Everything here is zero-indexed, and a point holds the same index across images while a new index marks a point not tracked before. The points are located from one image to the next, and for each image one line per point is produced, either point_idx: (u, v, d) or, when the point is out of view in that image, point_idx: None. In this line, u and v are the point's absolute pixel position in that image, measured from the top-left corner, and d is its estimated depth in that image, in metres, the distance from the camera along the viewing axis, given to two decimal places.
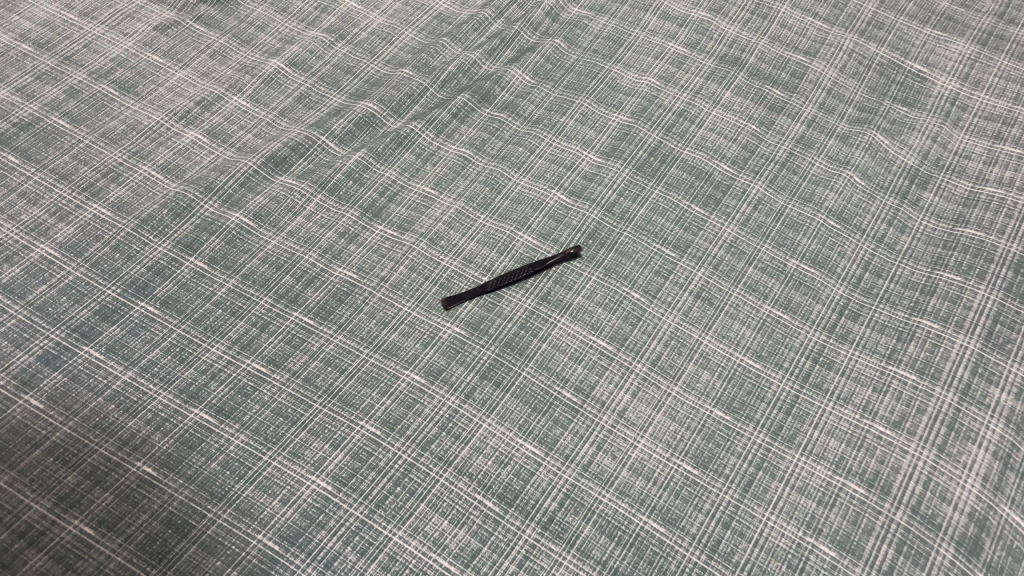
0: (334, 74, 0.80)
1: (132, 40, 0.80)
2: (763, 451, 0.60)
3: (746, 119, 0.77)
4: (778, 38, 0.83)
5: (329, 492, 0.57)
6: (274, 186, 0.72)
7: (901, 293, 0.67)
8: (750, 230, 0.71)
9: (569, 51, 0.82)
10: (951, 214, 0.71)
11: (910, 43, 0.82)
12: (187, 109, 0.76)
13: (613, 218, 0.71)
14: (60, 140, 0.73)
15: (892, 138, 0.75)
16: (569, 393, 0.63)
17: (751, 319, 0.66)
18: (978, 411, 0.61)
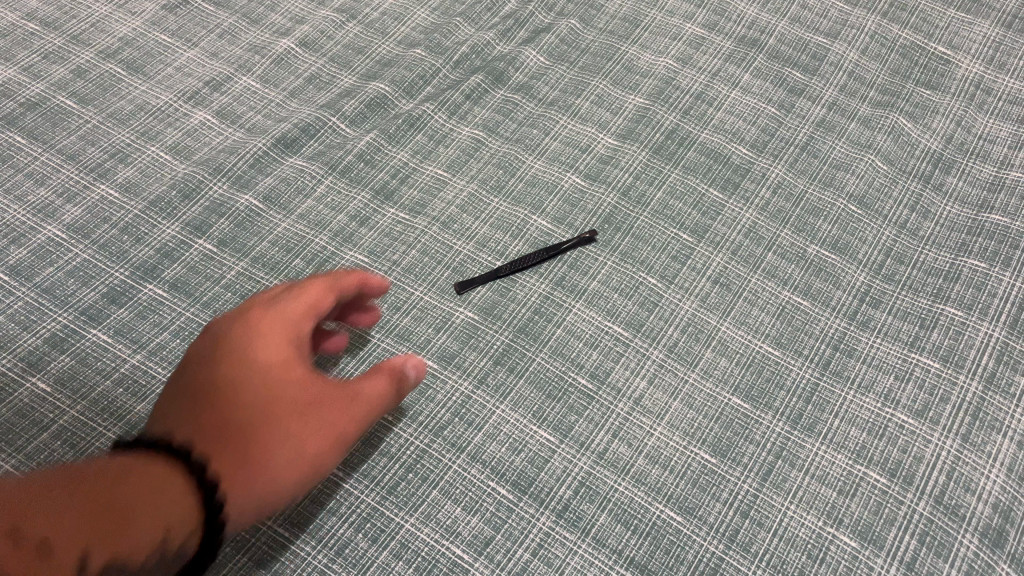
0: (345, 55, 0.78)
1: (140, 19, 0.79)
2: (782, 440, 0.58)
3: (765, 102, 0.75)
4: (799, 19, 0.81)
5: (340, 478, 0.56)
6: (284, 168, 0.71)
7: (924, 280, 0.65)
8: (769, 215, 0.69)
9: (585, 32, 0.81)
10: (975, 200, 0.69)
11: (934, 26, 0.80)
12: (196, 90, 0.75)
13: (629, 203, 0.70)
14: (67, 120, 0.72)
15: (915, 122, 0.74)
16: (584, 380, 0.61)
17: (770, 305, 0.65)
18: (1003, 400, 0.59)
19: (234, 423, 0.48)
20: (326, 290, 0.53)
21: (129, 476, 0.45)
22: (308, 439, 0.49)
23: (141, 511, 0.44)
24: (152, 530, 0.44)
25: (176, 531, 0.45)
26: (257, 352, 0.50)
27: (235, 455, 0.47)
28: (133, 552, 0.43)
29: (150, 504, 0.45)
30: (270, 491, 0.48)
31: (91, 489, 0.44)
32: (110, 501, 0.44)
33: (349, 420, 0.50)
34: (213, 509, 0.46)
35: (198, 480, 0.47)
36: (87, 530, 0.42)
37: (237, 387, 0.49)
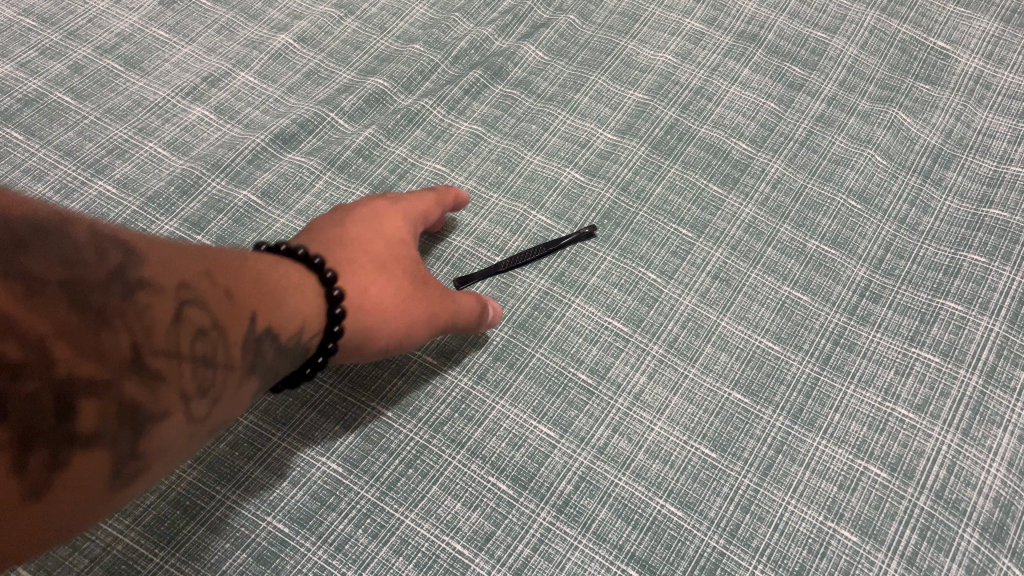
0: (343, 50, 0.78)
1: (137, 15, 0.79)
2: (783, 434, 0.58)
3: (765, 97, 0.75)
4: (798, 14, 0.81)
5: (339, 474, 0.56)
6: (282, 163, 0.70)
7: (924, 275, 0.65)
8: (769, 210, 0.69)
9: (584, 27, 0.80)
10: (975, 194, 0.69)
11: (933, 20, 0.80)
12: (194, 85, 0.74)
13: (629, 198, 0.70)
14: (65, 116, 0.71)
15: (915, 117, 0.74)
16: (584, 375, 0.61)
17: (770, 300, 0.65)
18: (1003, 395, 0.59)
19: (357, 266, 0.54)
20: (442, 207, 0.63)
21: (274, 267, 0.49)
22: (406, 305, 0.55)
23: (290, 302, 0.47)
24: (299, 310, 0.48)
25: (307, 329, 0.48)
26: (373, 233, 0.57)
27: (356, 288, 0.53)
28: (285, 325, 0.46)
29: (296, 292, 0.48)
30: (366, 332, 0.53)
31: (245, 267, 0.45)
32: (260, 278, 0.46)
33: (447, 309, 0.57)
34: (337, 300, 0.51)
35: (329, 287, 0.51)
36: (250, 294, 0.44)
37: (359, 246, 0.56)
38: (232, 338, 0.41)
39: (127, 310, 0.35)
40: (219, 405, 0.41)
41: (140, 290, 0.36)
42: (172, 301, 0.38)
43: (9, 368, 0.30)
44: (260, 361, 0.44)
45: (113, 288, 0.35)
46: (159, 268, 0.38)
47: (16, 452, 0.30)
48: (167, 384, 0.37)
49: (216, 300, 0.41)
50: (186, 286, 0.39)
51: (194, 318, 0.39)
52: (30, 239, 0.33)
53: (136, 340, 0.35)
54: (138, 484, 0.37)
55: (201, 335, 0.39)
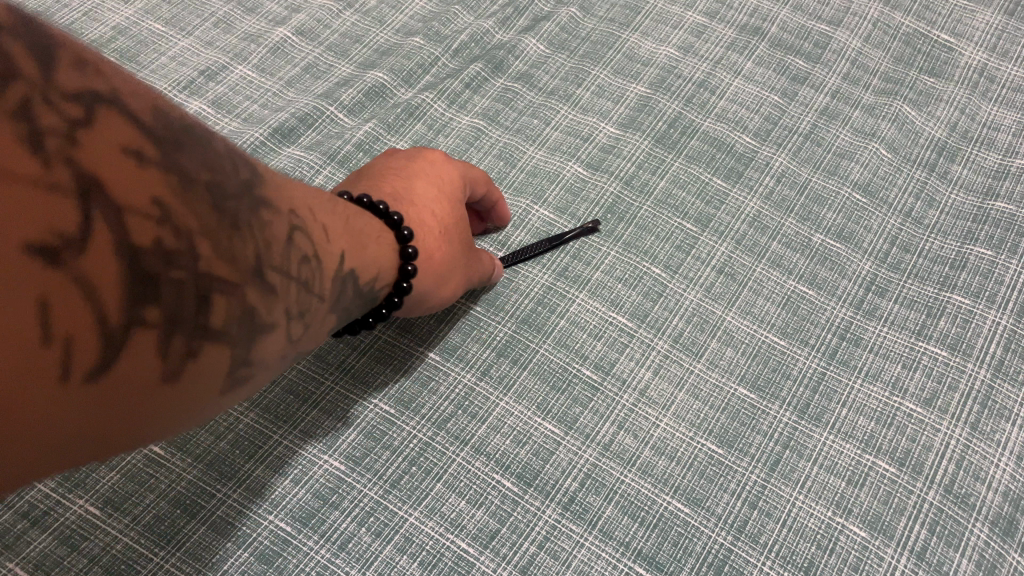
0: (342, 44, 0.77)
1: (133, 7, 0.77)
2: (789, 430, 0.58)
3: (768, 90, 0.75)
4: (801, 7, 0.80)
5: (342, 472, 0.55)
6: (282, 158, 0.69)
7: (930, 269, 0.65)
8: (773, 204, 0.68)
9: (585, 20, 0.80)
10: (980, 187, 0.69)
11: (937, 13, 0.79)
12: (191, 79, 0.73)
13: (632, 192, 0.69)
14: None
15: (919, 110, 0.73)
16: (589, 371, 0.60)
17: (775, 295, 0.64)
18: (1012, 389, 0.59)
19: (427, 225, 0.53)
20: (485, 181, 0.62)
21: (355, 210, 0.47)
22: (457, 269, 0.56)
23: (370, 248, 0.46)
24: (377, 257, 0.47)
25: (381, 276, 0.48)
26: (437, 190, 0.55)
27: (424, 250, 0.52)
28: (365, 269, 0.45)
29: (375, 241, 0.47)
30: (424, 293, 0.53)
31: (337, 205, 0.44)
32: (348, 217, 0.45)
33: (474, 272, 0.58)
34: (410, 257, 0.50)
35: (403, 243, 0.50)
36: (340, 233, 0.43)
37: (426, 203, 0.54)
38: (328, 270, 0.40)
39: (257, 223, 0.34)
40: (309, 332, 0.40)
41: (264, 208, 0.34)
42: (287, 225, 0.36)
43: (169, 253, 0.28)
44: (342, 298, 0.43)
45: (245, 199, 0.33)
46: (277, 189, 0.37)
47: (162, 337, 0.29)
48: (280, 301, 0.35)
49: (318, 230, 0.39)
50: (295, 214, 0.37)
51: (302, 244, 0.37)
52: (183, 131, 0.31)
53: (261, 251, 0.34)
54: (234, 395, 0.36)
55: (307, 263, 0.38)
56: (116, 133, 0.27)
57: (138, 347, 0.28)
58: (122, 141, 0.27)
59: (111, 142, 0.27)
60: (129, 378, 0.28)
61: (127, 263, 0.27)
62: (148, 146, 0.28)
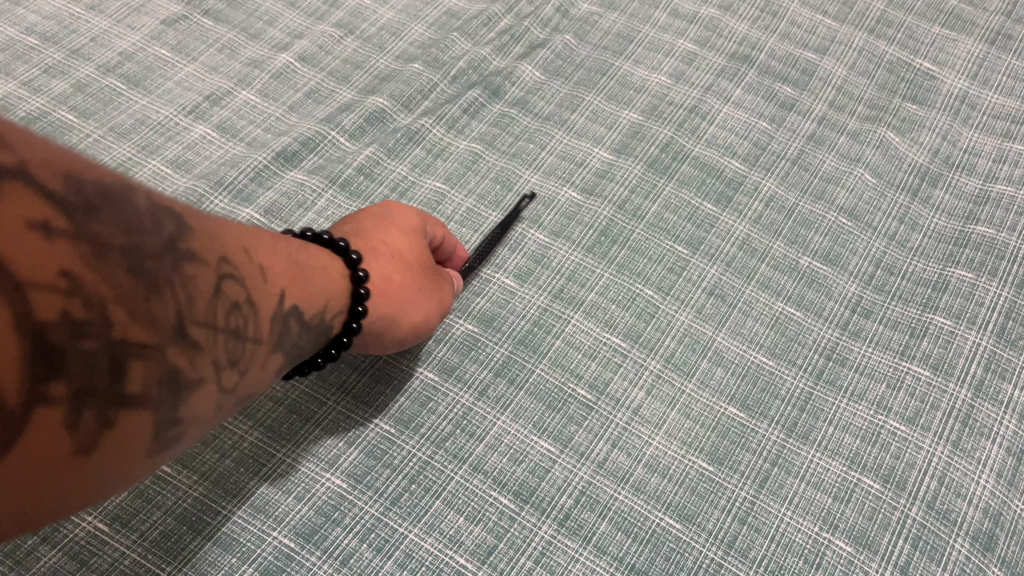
0: (344, 69, 0.79)
1: (139, 33, 0.79)
2: (778, 448, 0.60)
3: (757, 117, 0.77)
4: (789, 35, 0.83)
5: (343, 489, 0.57)
6: (285, 182, 0.71)
7: (913, 291, 0.67)
8: (762, 227, 0.71)
9: (580, 48, 0.82)
10: (962, 212, 0.71)
11: (919, 42, 0.82)
12: (196, 104, 0.75)
13: (625, 215, 0.71)
14: (68, 135, 0.72)
15: (902, 136, 0.76)
16: (583, 391, 0.62)
17: (764, 316, 0.66)
18: (991, 408, 0.61)
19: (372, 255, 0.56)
20: (445, 233, 0.64)
21: (300, 249, 0.49)
22: (418, 295, 0.58)
23: (312, 281, 0.48)
24: (320, 290, 0.49)
25: (328, 305, 0.50)
26: (382, 229, 0.59)
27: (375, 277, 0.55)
28: (305, 304, 0.47)
29: (320, 275, 0.50)
30: (384, 318, 0.56)
31: (272, 244, 0.46)
32: (285, 256, 0.47)
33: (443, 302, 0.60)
34: (361, 280, 0.52)
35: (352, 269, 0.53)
36: (277, 271, 0.44)
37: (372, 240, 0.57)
38: (261, 315, 0.42)
39: (178, 280, 0.35)
40: (245, 379, 0.41)
41: (189, 262, 0.36)
42: (213, 275, 0.38)
43: (74, 324, 0.29)
44: (284, 339, 0.45)
45: (168, 256, 0.34)
46: (207, 240, 0.38)
47: (71, 411, 0.30)
48: (205, 354, 0.37)
49: (248, 273, 0.41)
50: (225, 261, 0.39)
51: (231, 292, 0.39)
52: (99, 196, 0.32)
53: (182, 308, 0.35)
54: (164, 452, 0.37)
55: (235, 310, 0.39)
56: (19, 210, 0.28)
57: (48, 427, 0.29)
58: (28, 214, 0.28)
59: (14, 216, 0.28)
60: (37, 455, 0.29)
61: (26, 341, 0.28)
62: (55, 220, 0.29)
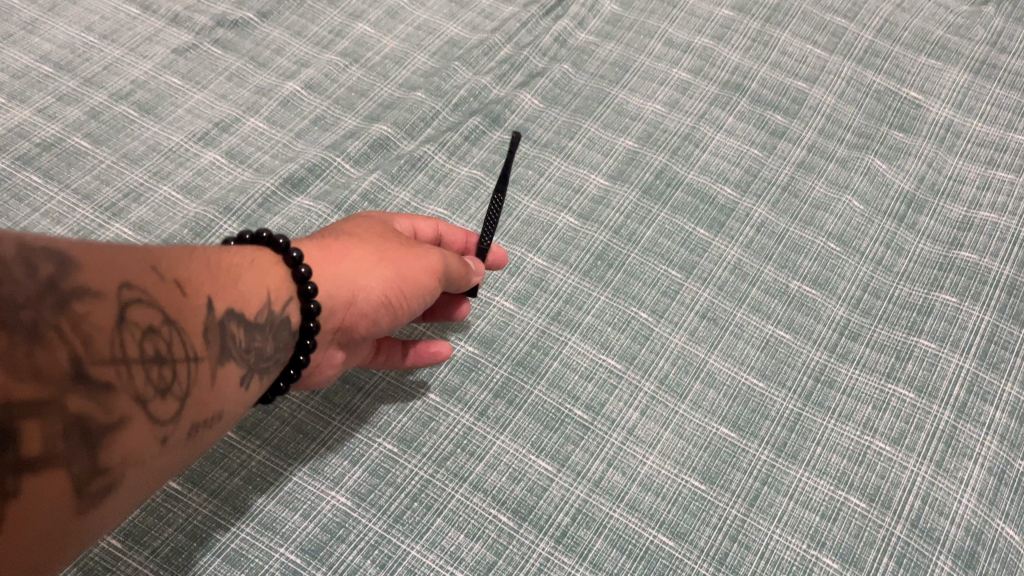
0: (349, 97, 0.82)
1: (151, 62, 0.82)
2: (768, 467, 0.62)
3: (749, 144, 0.80)
4: (779, 65, 0.85)
5: (348, 507, 0.59)
6: (291, 207, 0.73)
7: (900, 314, 0.69)
8: (753, 252, 0.73)
9: (577, 77, 0.85)
10: (947, 238, 0.73)
11: (906, 71, 0.85)
12: (206, 131, 0.78)
13: (620, 240, 0.74)
14: (82, 161, 0.75)
15: (889, 163, 0.78)
16: (580, 411, 0.64)
17: (755, 338, 0.68)
18: (974, 429, 0.63)
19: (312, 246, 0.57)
20: (437, 224, 0.67)
21: (230, 253, 0.51)
22: (380, 261, 0.57)
23: (246, 281, 0.49)
24: (255, 285, 0.50)
25: (274, 294, 0.51)
26: (335, 228, 0.60)
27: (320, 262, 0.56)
28: (242, 305, 0.48)
29: (254, 271, 0.51)
30: (343, 294, 0.56)
31: (198, 253, 0.47)
32: (215, 262, 0.48)
33: (428, 256, 0.59)
34: (297, 260, 0.53)
35: (285, 256, 0.53)
36: (202, 280, 0.46)
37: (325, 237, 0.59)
38: (188, 331, 0.44)
39: (67, 324, 0.36)
40: (186, 401, 0.43)
41: (77, 299, 0.37)
42: (114, 305, 0.39)
43: None
44: (230, 349, 0.46)
45: (48, 300, 0.36)
46: (102, 269, 0.39)
47: None
48: (118, 392, 0.39)
49: (163, 294, 0.42)
50: (128, 285, 0.40)
51: (140, 317, 0.40)
52: None
53: (76, 352, 0.36)
54: (116, 492, 0.39)
55: (150, 334, 0.41)
56: None
57: None
58: None
59: None
60: None
61: None
62: None
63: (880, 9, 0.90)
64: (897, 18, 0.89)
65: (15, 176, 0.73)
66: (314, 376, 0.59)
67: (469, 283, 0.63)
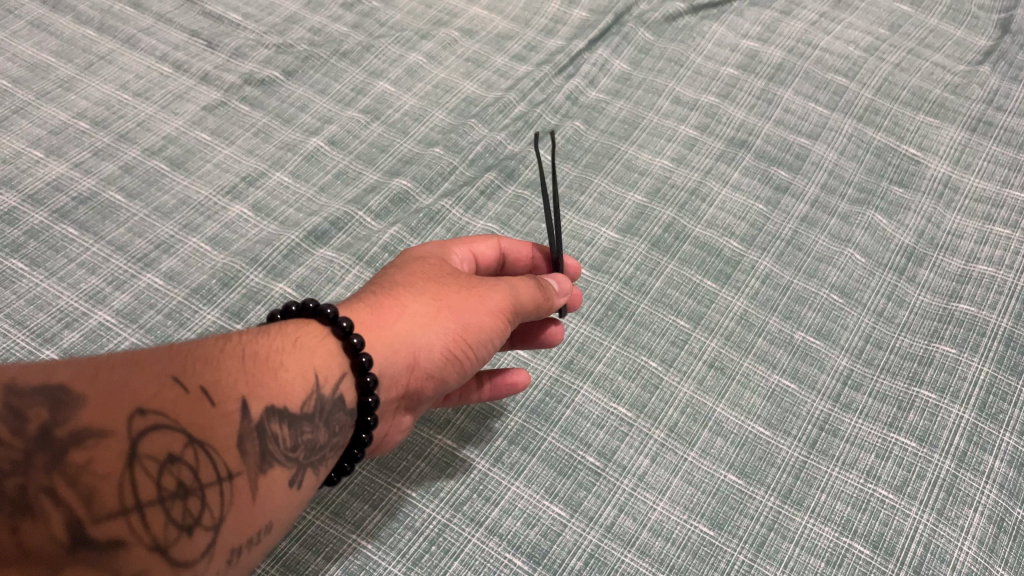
0: (370, 153, 0.85)
1: (182, 119, 0.86)
2: (774, 513, 0.64)
3: (754, 199, 0.83)
4: (782, 122, 0.89)
5: (369, 550, 0.61)
6: (315, 258, 0.76)
7: (901, 364, 0.71)
8: (758, 303, 0.76)
9: (588, 133, 0.88)
10: (945, 290, 0.76)
11: (905, 129, 0.88)
12: (234, 185, 0.81)
13: (630, 291, 0.77)
14: (116, 214, 0.78)
15: (889, 218, 0.81)
16: (592, 458, 0.67)
17: (761, 388, 0.70)
18: (974, 477, 0.65)
19: (370, 308, 0.58)
20: (498, 243, 0.70)
21: (270, 339, 0.51)
22: (438, 314, 0.58)
23: (286, 370, 0.50)
24: (297, 371, 0.50)
25: (324, 374, 0.52)
26: (398, 276, 0.62)
27: (381, 324, 0.57)
28: (284, 400, 0.49)
29: (294, 357, 0.51)
30: (404, 355, 0.57)
31: (232, 352, 0.49)
32: (252, 358, 0.49)
33: (489, 302, 0.60)
34: (348, 331, 0.53)
35: (335, 327, 0.53)
36: (233, 386, 0.47)
37: (388, 287, 0.60)
38: (218, 448, 0.44)
39: (63, 484, 0.39)
40: (226, 528, 0.44)
41: (75, 447, 0.40)
42: (124, 441, 0.41)
43: None
44: (267, 455, 0.47)
45: (40, 457, 0.39)
46: (106, 407, 0.41)
47: None
48: (133, 542, 0.39)
49: (182, 419, 0.43)
50: (136, 416, 0.42)
51: (155, 449, 0.42)
52: None
53: (73, 515, 0.38)
54: None
55: (171, 463, 0.42)
56: None
57: None
58: None
59: None
60: None
61: None
62: None
63: (880, 68, 0.94)
64: (895, 77, 0.93)
65: (52, 229, 0.77)
66: (386, 443, 0.62)
67: (552, 306, 0.64)
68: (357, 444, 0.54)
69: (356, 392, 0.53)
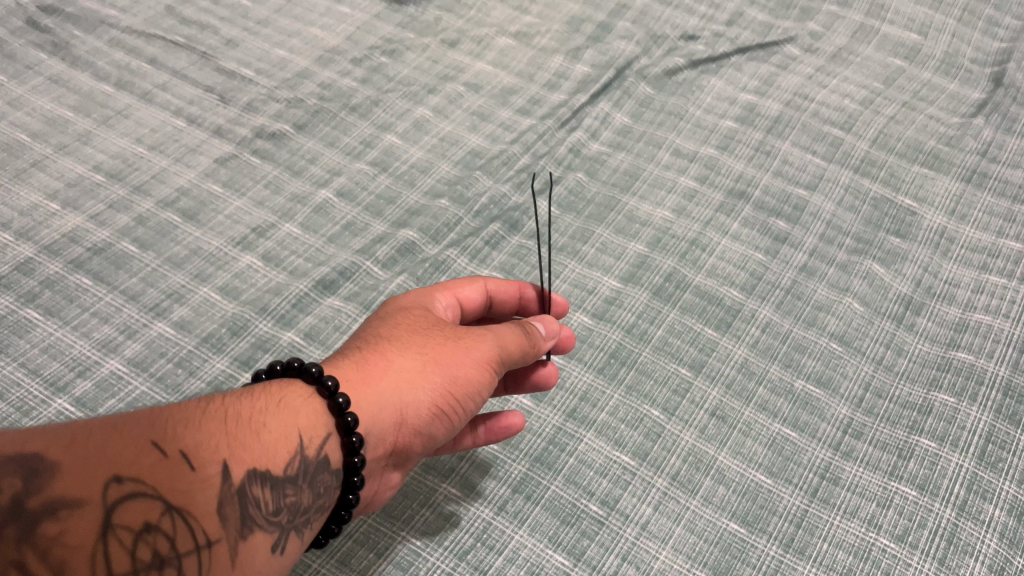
0: (377, 204, 0.87)
1: (194, 171, 0.89)
2: (776, 562, 0.64)
3: (753, 249, 0.84)
4: (781, 173, 0.91)
5: None
6: (322, 306, 0.78)
7: (901, 413, 0.72)
8: (758, 351, 0.77)
9: (590, 184, 0.91)
10: (943, 338, 0.77)
11: (900, 180, 0.90)
12: (244, 236, 0.83)
13: (633, 339, 0.78)
14: (129, 264, 0.80)
15: (887, 268, 0.82)
16: (595, 506, 0.67)
17: (762, 436, 0.71)
18: (974, 526, 0.66)
19: (355, 363, 0.59)
20: (483, 286, 0.71)
21: (255, 399, 0.53)
22: (423, 368, 0.59)
23: (268, 433, 0.51)
24: (279, 433, 0.52)
25: (308, 435, 0.53)
26: (384, 326, 0.63)
27: (367, 380, 0.58)
28: (265, 463, 0.50)
29: (278, 419, 0.52)
30: (392, 413, 0.58)
31: (214, 414, 0.50)
32: (234, 420, 0.50)
33: (472, 355, 0.61)
34: (333, 390, 0.54)
35: (319, 385, 0.55)
36: (215, 451, 0.48)
37: (373, 340, 0.61)
38: (197, 515, 0.45)
39: (34, 556, 0.39)
40: None
41: (48, 518, 0.41)
42: (99, 511, 0.42)
43: None
44: (248, 520, 0.48)
45: (12, 528, 0.40)
46: (84, 476, 0.42)
47: None
48: None
49: (160, 486, 0.44)
50: (113, 484, 0.43)
51: (132, 519, 0.42)
52: None
53: None
54: None
55: (147, 532, 0.43)
56: None
57: None
58: None
59: None
60: None
61: None
62: None
63: (875, 121, 0.96)
64: (890, 130, 0.95)
65: (66, 279, 0.78)
66: (376, 500, 0.63)
67: (541, 349, 0.66)
68: (344, 504, 0.56)
69: (341, 451, 0.55)
